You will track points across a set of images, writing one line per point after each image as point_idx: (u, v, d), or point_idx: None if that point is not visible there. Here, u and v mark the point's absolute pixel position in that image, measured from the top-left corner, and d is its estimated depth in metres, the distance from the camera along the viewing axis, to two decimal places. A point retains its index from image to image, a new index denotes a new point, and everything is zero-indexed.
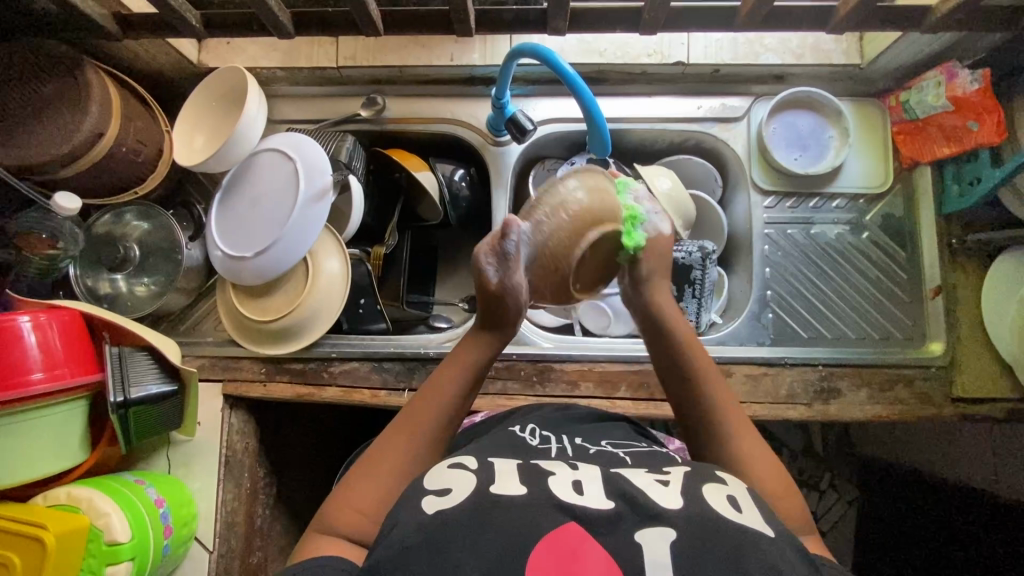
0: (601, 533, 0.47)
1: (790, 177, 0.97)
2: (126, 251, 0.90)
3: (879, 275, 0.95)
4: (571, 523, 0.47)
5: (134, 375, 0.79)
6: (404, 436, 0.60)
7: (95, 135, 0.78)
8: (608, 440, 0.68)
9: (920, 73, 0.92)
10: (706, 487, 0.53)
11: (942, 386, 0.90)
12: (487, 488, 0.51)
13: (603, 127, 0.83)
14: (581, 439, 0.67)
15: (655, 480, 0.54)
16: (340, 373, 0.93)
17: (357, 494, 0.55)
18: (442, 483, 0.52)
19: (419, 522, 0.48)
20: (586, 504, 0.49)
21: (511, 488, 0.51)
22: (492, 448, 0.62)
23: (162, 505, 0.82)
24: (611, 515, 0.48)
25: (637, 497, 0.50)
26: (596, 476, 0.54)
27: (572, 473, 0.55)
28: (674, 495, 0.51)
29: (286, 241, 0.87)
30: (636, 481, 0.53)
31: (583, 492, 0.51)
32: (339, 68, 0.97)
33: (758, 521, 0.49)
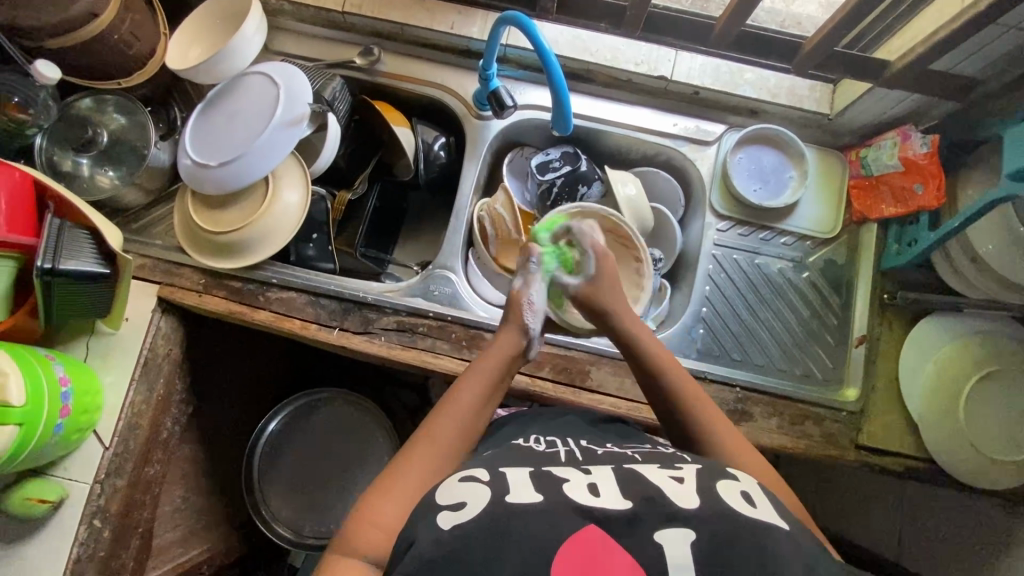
0: (620, 534, 0.50)
1: (746, 206, 1.01)
2: (94, 134, 0.92)
3: (811, 316, 0.99)
4: (593, 526, 0.50)
5: (68, 249, 0.80)
6: (430, 447, 0.64)
7: (89, 15, 0.81)
8: (614, 444, 0.71)
9: (881, 132, 0.97)
10: (719, 483, 0.57)
11: (850, 431, 0.93)
12: (501, 499, 0.53)
13: (569, 111, 0.85)
14: (587, 443, 0.70)
15: (670, 475, 0.58)
16: (276, 300, 0.94)
17: (384, 512, 0.58)
18: (454, 497, 0.54)
19: (434, 539, 0.49)
20: (601, 504, 0.52)
21: (529, 497, 0.53)
22: (502, 455, 0.64)
23: (65, 384, 0.82)
24: (628, 515, 0.51)
25: (658, 496, 0.53)
26: (611, 478, 0.57)
27: (586, 477, 0.57)
28: (689, 493, 0.54)
29: (250, 158, 0.89)
30: (651, 477, 0.57)
31: (598, 494, 0.54)
32: (343, 13, 1.00)
33: (772, 515, 0.54)
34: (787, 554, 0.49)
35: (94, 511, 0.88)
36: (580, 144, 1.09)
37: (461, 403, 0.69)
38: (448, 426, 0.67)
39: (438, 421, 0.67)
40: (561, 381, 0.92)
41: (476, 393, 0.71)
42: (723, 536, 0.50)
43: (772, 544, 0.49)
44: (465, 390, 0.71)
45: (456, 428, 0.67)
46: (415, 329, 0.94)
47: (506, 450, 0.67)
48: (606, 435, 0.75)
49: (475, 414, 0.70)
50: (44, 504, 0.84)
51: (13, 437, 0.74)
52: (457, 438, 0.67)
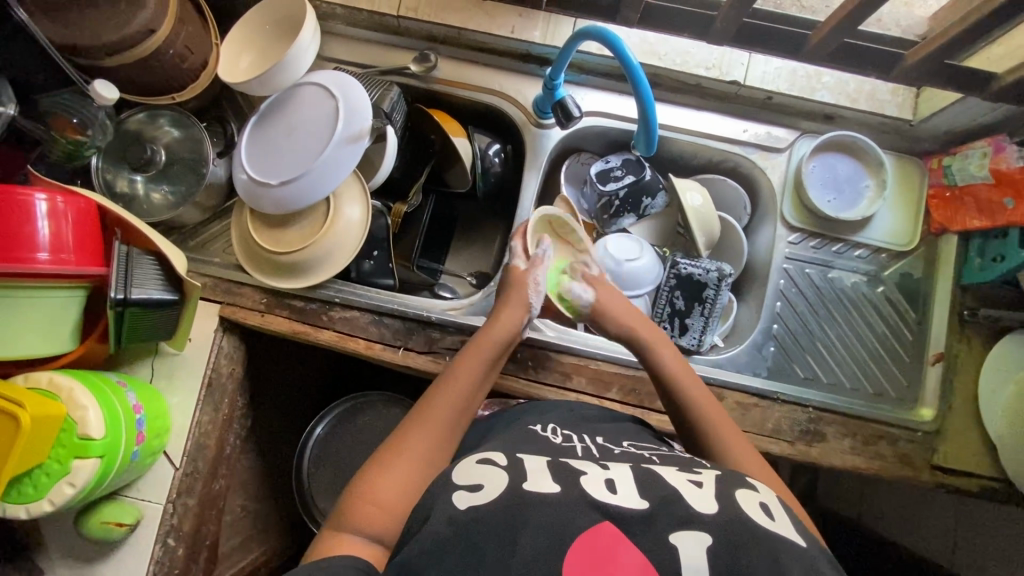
0: (634, 533, 0.51)
1: (819, 218, 0.97)
2: (152, 154, 0.89)
3: (886, 332, 0.96)
4: (606, 523, 0.51)
5: (137, 278, 0.78)
6: (424, 425, 0.66)
7: (147, 31, 0.77)
8: (630, 441, 0.72)
9: (968, 141, 0.92)
10: (739, 493, 0.56)
11: (925, 451, 0.91)
12: (520, 485, 0.55)
13: (654, 129, 0.82)
14: (604, 440, 0.70)
15: (690, 480, 0.58)
16: (339, 319, 0.93)
17: (381, 486, 0.59)
18: (471, 479, 0.57)
19: (449, 515, 0.52)
20: (619, 502, 0.53)
21: (546, 486, 0.54)
22: (515, 444, 0.66)
23: (138, 411, 0.82)
24: (644, 516, 0.52)
25: (675, 500, 0.54)
26: (629, 477, 0.57)
27: (603, 471, 0.58)
28: (709, 498, 0.55)
29: (312, 177, 0.86)
30: (672, 481, 0.57)
31: (617, 491, 0.55)
32: (398, 17, 0.96)
33: (790, 530, 0.53)
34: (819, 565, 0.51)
35: (168, 531, 0.89)
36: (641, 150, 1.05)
37: (458, 381, 0.72)
38: (446, 405, 0.69)
39: (437, 399, 0.69)
40: (631, 402, 0.90)
41: (473, 372, 0.74)
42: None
43: (789, 555, 0.50)
44: (463, 370, 0.74)
45: (452, 404, 0.69)
46: None
47: (522, 439, 0.68)
48: (614, 429, 0.76)
49: (472, 393, 0.72)
50: (121, 527, 0.85)
51: (96, 469, 0.74)
52: (452, 417, 0.68)
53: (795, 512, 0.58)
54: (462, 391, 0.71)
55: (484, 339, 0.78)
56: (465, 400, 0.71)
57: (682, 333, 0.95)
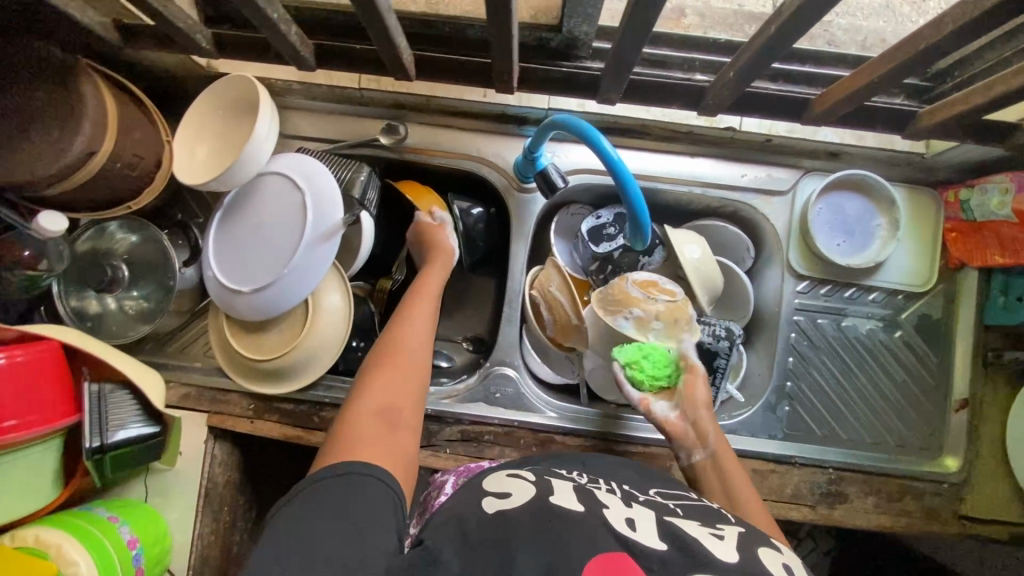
0: (651, 569, 0.48)
1: (829, 264, 0.91)
2: (115, 271, 0.83)
3: (905, 378, 0.91)
4: (627, 556, 0.49)
5: (113, 417, 0.74)
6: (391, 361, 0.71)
7: (86, 155, 0.71)
8: (655, 489, 0.67)
9: (986, 173, 0.85)
10: (760, 550, 0.52)
11: (952, 503, 0.87)
12: (547, 498, 0.56)
13: (644, 221, 0.74)
14: (630, 487, 0.65)
15: (710, 531, 0.54)
16: (332, 419, 0.89)
17: (366, 418, 0.65)
18: (501, 488, 0.58)
19: (479, 517, 0.53)
20: (637, 538, 0.51)
21: (571, 504, 0.55)
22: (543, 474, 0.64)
23: (134, 546, 0.79)
24: (662, 554, 0.49)
25: (692, 542, 0.51)
26: (649, 518, 0.55)
27: (625, 509, 0.56)
28: (729, 548, 0.51)
29: (287, 282, 0.81)
30: (690, 526, 0.54)
31: (636, 528, 0.53)
32: (360, 89, 0.90)
33: None
34: None
35: None
36: None
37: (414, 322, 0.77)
38: (408, 334, 0.75)
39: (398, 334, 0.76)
40: None
41: (424, 306, 0.80)
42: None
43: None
44: (420, 301, 0.80)
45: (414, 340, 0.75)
46: (482, 439, 0.88)
47: (544, 470, 0.66)
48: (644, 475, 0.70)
49: (427, 328, 0.78)
50: None
51: None
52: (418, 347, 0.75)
53: None
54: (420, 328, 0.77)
55: (427, 275, 0.85)
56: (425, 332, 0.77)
57: None
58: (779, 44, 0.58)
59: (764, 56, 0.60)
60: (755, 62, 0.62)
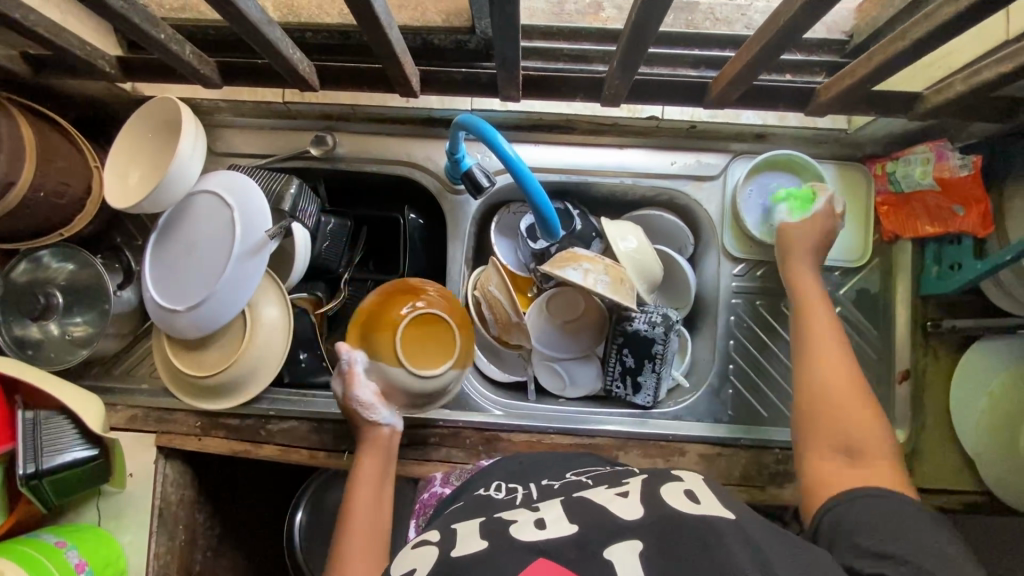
0: (569, 560, 0.50)
1: (763, 245, 0.91)
2: (48, 299, 0.84)
3: (847, 353, 0.91)
4: (544, 558, 0.51)
5: (49, 443, 0.75)
6: (349, 537, 0.70)
7: (5, 184, 0.73)
8: (573, 472, 0.73)
9: (911, 144, 0.85)
10: (663, 491, 0.57)
11: (903, 475, 0.87)
12: (448, 554, 0.54)
13: (551, 213, 0.80)
14: (546, 480, 0.71)
15: (616, 494, 0.59)
16: (278, 431, 0.89)
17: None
18: (405, 566, 0.55)
19: None
20: (547, 535, 0.53)
21: (472, 546, 0.54)
22: (456, 516, 0.64)
23: (82, 569, 0.79)
24: (579, 538, 0.52)
25: (603, 516, 0.55)
26: (557, 510, 0.58)
27: (533, 513, 0.59)
28: (633, 505, 0.56)
29: (219, 297, 0.82)
30: (595, 500, 0.58)
31: (544, 527, 0.55)
32: (286, 104, 0.90)
33: (716, 509, 0.54)
34: (755, 540, 0.50)
35: None
36: (569, 196, 0.99)
37: (364, 485, 0.76)
38: (360, 505, 0.73)
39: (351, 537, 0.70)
40: None
41: (367, 494, 0.75)
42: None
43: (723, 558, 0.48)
44: (367, 465, 0.78)
45: (366, 506, 0.73)
46: (428, 441, 0.88)
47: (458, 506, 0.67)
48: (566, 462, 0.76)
49: (379, 515, 0.74)
50: None
51: None
52: (372, 514, 0.73)
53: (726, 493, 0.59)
54: (371, 491, 0.76)
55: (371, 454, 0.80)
56: (376, 490, 0.76)
57: (636, 391, 0.91)
58: (637, 37, 0.57)
59: (634, 47, 0.59)
60: (629, 53, 0.61)
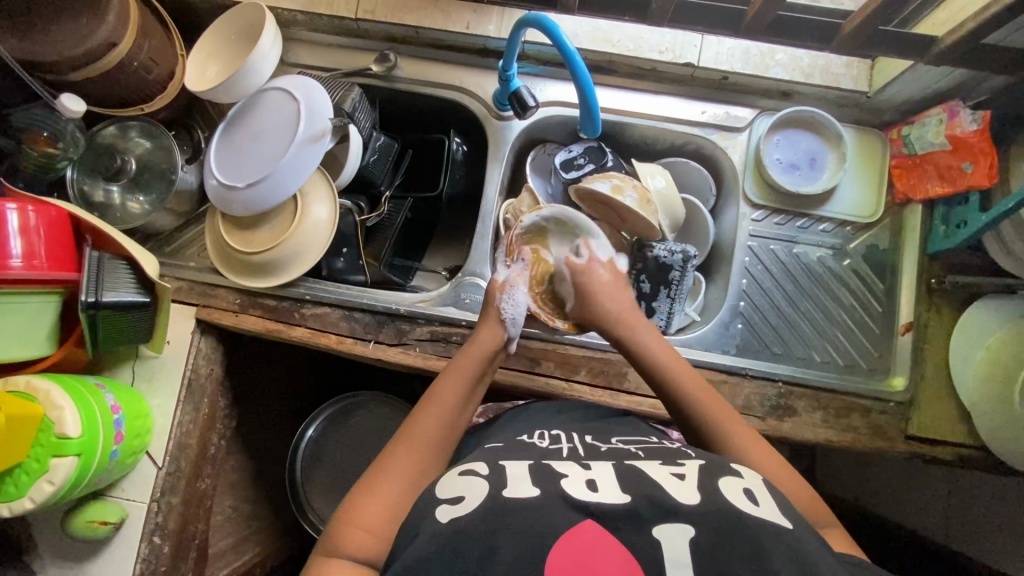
0: (616, 527, 0.52)
1: (782, 194, 0.98)
2: (123, 163, 0.92)
3: (854, 304, 0.96)
4: (590, 521, 0.51)
5: (108, 281, 0.81)
6: (412, 446, 0.65)
7: (109, 44, 0.80)
8: (618, 437, 0.72)
9: (925, 109, 0.93)
10: (720, 482, 0.57)
11: (899, 422, 0.91)
12: (500, 492, 0.55)
13: (595, 109, 0.84)
14: (592, 439, 0.70)
15: (672, 473, 0.58)
16: (311, 315, 0.95)
17: (362, 511, 0.59)
18: (454, 491, 0.56)
19: (434, 530, 0.52)
20: (599, 500, 0.53)
21: (525, 492, 0.54)
22: (502, 451, 0.65)
23: (116, 411, 0.84)
24: (627, 509, 0.52)
25: (657, 492, 0.54)
26: (610, 475, 0.58)
27: (584, 472, 0.58)
28: (690, 490, 0.55)
29: (276, 178, 0.89)
30: (654, 477, 0.57)
31: (597, 489, 0.55)
32: (357, 20, 0.98)
33: (774, 514, 0.53)
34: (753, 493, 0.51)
35: (153, 529, 0.91)
36: (604, 137, 1.06)
37: (439, 405, 0.70)
38: (430, 422, 0.68)
39: (419, 424, 0.68)
40: (599, 384, 0.91)
41: (455, 391, 0.72)
42: (724, 522, 0.51)
43: (770, 537, 0.50)
44: (449, 386, 0.72)
45: (436, 427, 0.68)
46: (450, 339, 0.94)
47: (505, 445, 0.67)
48: (609, 428, 0.76)
49: (449, 428, 0.69)
50: (106, 526, 0.88)
51: (74, 468, 0.76)
52: (441, 437, 0.68)
53: (782, 495, 0.58)
54: (448, 412, 0.70)
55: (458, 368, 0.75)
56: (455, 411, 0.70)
57: (650, 315, 0.95)
58: None
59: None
60: None
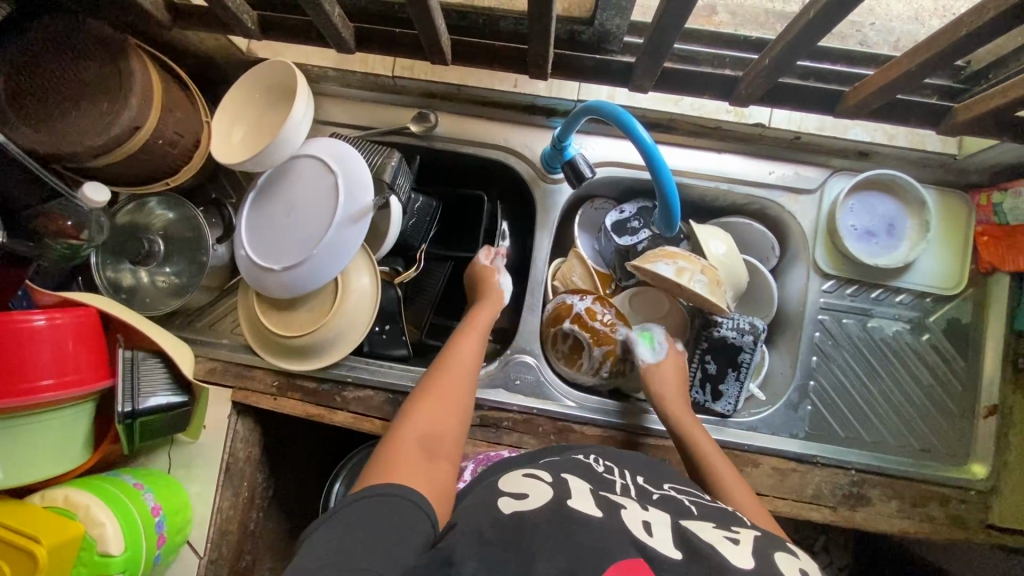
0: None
1: (856, 264, 0.91)
2: (150, 246, 0.86)
3: (932, 383, 0.90)
4: (641, 560, 0.47)
5: (144, 383, 0.76)
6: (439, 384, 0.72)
7: (131, 129, 0.73)
8: (671, 484, 0.66)
9: (1019, 175, 0.85)
10: (777, 554, 0.51)
11: (979, 511, 0.84)
12: (564, 501, 0.54)
13: (674, 208, 0.75)
14: (644, 481, 0.64)
15: (724, 534, 0.53)
16: (354, 399, 0.90)
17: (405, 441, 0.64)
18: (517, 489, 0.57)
19: (490, 523, 0.51)
20: (653, 543, 0.49)
21: (587, 510, 0.53)
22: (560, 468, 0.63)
23: (157, 513, 0.80)
24: (680, 562, 0.47)
25: (710, 550, 0.49)
26: (665, 521, 0.54)
27: (641, 511, 0.55)
28: (744, 552, 0.49)
29: (316, 262, 0.83)
30: (706, 534, 0.52)
31: (651, 532, 0.51)
32: (394, 77, 0.93)
33: None
34: None
35: None
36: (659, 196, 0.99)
37: (463, 349, 0.78)
38: (455, 360, 0.76)
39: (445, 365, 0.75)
40: None
41: (473, 341, 0.80)
42: None
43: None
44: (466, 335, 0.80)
45: (459, 369, 0.75)
46: (500, 425, 0.88)
47: (559, 462, 0.65)
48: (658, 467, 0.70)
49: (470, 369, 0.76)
50: None
51: None
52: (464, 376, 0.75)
53: None
54: (469, 353, 0.78)
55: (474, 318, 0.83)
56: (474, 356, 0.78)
57: (715, 399, 0.89)
58: (815, 30, 0.60)
59: (795, 45, 0.63)
60: (783, 55, 0.64)
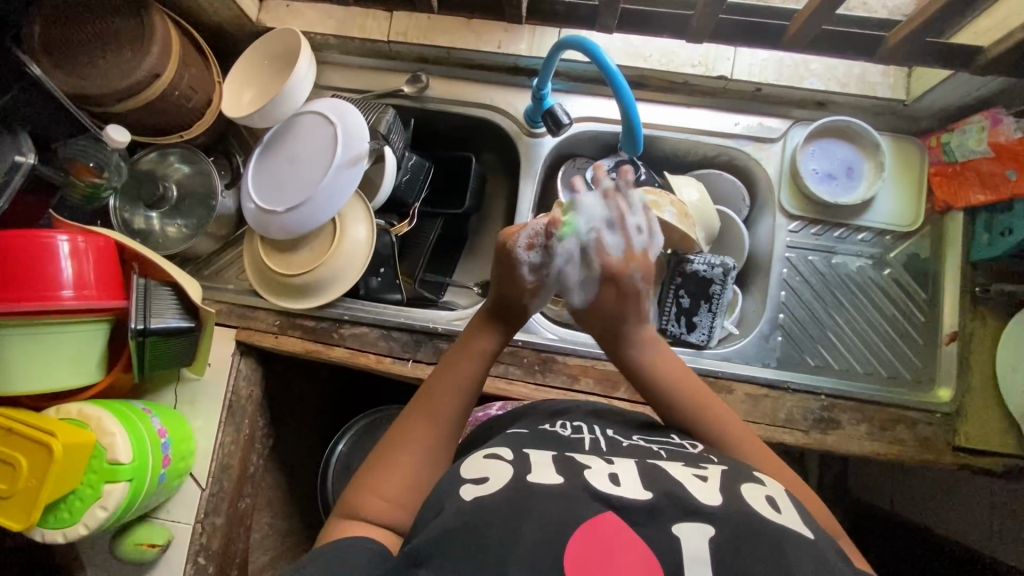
0: (639, 523, 0.48)
1: (819, 205, 0.97)
2: (165, 190, 0.94)
3: (896, 314, 0.95)
4: (609, 513, 0.48)
5: (155, 308, 0.83)
6: (423, 418, 0.64)
7: (153, 76, 0.82)
8: (640, 435, 0.66)
9: (963, 116, 0.92)
10: (743, 486, 0.52)
11: (947, 433, 0.88)
12: (523, 477, 0.53)
13: (638, 131, 0.85)
14: (613, 432, 0.65)
15: (693, 474, 0.54)
16: (350, 335, 0.96)
17: (381, 481, 0.59)
18: (479, 472, 0.54)
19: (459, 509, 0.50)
20: (621, 493, 0.50)
21: (548, 479, 0.52)
22: (524, 437, 0.62)
23: (163, 436, 0.85)
24: (648, 507, 0.49)
25: (677, 491, 0.50)
26: (631, 469, 0.54)
27: (607, 465, 0.55)
28: (712, 490, 0.51)
29: (317, 202, 0.90)
30: (674, 474, 0.53)
31: (619, 483, 0.52)
32: (389, 42, 1.00)
33: (796, 520, 0.49)
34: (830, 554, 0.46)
35: (198, 549, 0.91)
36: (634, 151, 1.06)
37: (454, 377, 0.68)
38: (444, 387, 0.67)
39: (434, 389, 0.67)
40: (639, 400, 0.90)
41: (470, 368, 0.70)
42: (747, 521, 0.47)
43: (786, 534, 0.46)
44: (460, 360, 0.70)
45: (447, 404, 0.66)
46: None
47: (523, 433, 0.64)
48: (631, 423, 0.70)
49: (458, 402, 0.67)
50: (154, 548, 0.89)
51: (126, 493, 0.77)
52: (450, 409, 0.66)
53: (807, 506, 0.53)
54: (460, 382, 0.68)
55: (469, 346, 0.72)
56: (468, 389, 0.68)
57: (691, 330, 0.95)
58: None
59: None
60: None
